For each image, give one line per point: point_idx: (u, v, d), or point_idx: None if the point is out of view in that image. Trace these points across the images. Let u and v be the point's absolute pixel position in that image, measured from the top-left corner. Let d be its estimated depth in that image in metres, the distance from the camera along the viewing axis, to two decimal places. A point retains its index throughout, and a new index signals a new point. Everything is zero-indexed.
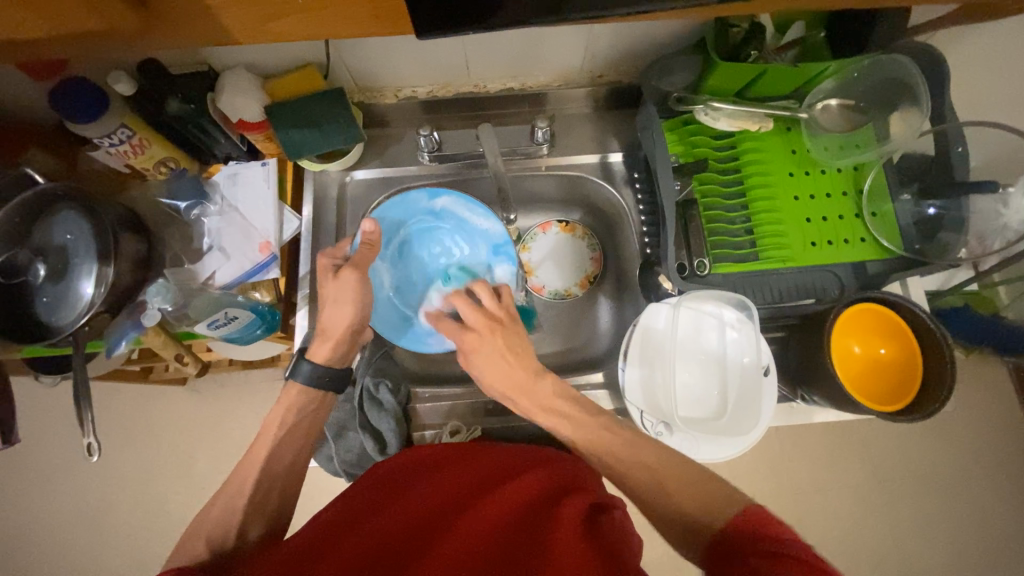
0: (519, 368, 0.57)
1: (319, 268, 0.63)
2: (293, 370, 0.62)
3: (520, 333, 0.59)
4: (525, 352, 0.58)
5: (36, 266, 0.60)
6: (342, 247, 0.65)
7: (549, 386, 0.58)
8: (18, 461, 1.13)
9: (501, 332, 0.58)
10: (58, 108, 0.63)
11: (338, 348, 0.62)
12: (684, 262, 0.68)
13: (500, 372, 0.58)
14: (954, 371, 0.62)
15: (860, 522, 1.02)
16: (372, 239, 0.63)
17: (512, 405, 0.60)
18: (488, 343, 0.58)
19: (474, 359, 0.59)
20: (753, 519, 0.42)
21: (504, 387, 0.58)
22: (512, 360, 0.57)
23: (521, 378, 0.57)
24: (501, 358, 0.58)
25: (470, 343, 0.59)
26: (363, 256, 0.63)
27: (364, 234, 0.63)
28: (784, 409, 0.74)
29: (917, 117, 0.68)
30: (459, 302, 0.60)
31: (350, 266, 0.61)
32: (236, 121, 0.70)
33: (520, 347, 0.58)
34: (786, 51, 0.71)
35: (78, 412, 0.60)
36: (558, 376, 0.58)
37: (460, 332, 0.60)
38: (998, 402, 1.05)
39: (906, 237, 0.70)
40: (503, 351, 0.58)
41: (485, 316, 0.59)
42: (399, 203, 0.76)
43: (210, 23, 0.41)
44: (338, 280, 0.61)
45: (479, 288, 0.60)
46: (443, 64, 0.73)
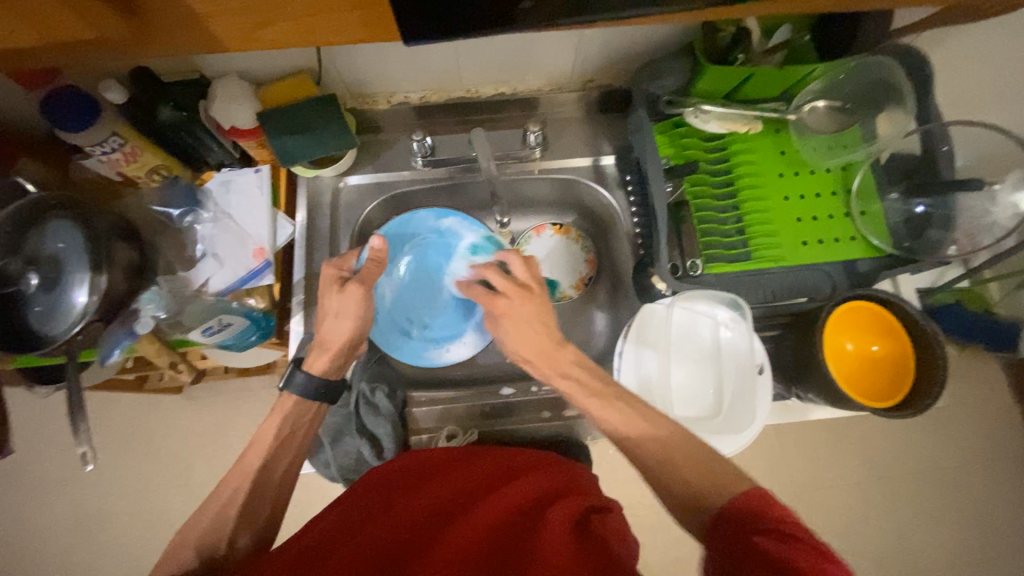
0: (549, 337, 0.60)
1: (324, 279, 0.63)
2: (287, 380, 0.62)
3: (545, 300, 0.62)
4: (554, 325, 0.60)
5: (29, 276, 0.60)
6: (349, 259, 0.64)
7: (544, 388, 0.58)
8: (10, 474, 1.11)
9: (529, 299, 0.61)
10: (48, 117, 0.63)
11: (333, 358, 0.63)
12: (676, 263, 0.71)
13: (527, 339, 0.60)
14: (946, 369, 0.62)
15: (858, 520, 1.02)
16: (380, 257, 0.63)
17: (530, 370, 0.62)
18: (519, 308, 0.61)
19: (504, 323, 0.62)
20: (753, 499, 0.42)
21: (530, 353, 0.60)
22: (542, 329, 0.60)
23: (548, 347, 0.60)
24: (534, 326, 0.60)
25: (501, 308, 0.62)
26: (369, 272, 0.62)
27: (372, 251, 0.62)
28: (780, 407, 0.75)
29: (902, 117, 0.69)
30: (490, 272, 0.63)
31: (355, 279, 0.62)
32: (228, 128, 0.70)
33: (547, 317, 0.60)
34: (771, 55, 0.69)
35: (72, 421, 0.60)
36: (553, 378, 0.59)
37: (492, 297, 0.62)
38: (993, 397, 1.05)
39: (895, 235, 0.71)
40: (531, 318, 0.60)
41: (516, 284, 0.62)
42: (404, 221, 0.77)
43: (202, 32, 0.41)
44: (342, 293, 0.61)
45: (514, 259, 0.63)
46: (436, 70, 0.74)
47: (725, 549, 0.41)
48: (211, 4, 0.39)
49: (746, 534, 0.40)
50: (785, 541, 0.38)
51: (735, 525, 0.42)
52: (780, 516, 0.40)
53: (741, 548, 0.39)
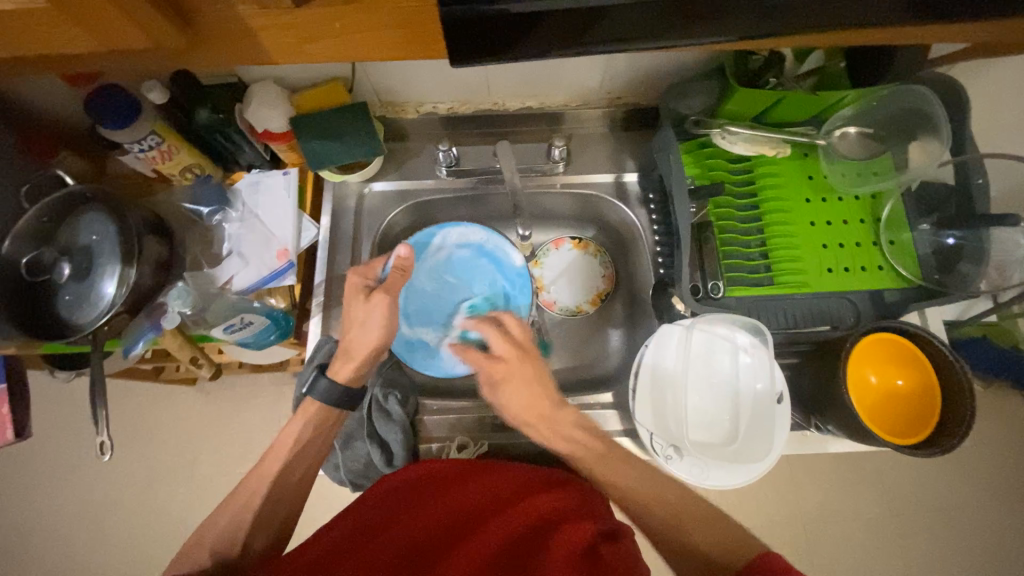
0: (543, 397, 0.58)
1: (350, 287, 0.63)
2: (310, 386, 0.61)
3: (544, 364, 0.60)
4: (549, 384, 0.59)
5: (62, 265, 0.62)
6: (374, 268, 0.65)
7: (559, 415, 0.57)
8: (28, 455, 1.14)
9: (530, 361, 0.59)
10: (90, 114, 0.65)
11: (345, 361, 0.63)
12: (698, 284, 0.69)
13: (526, 404, 0.58)
14: (975, 408, 0.60)
15: (873, 557, 0.99)
16: (405, 265, 0.62)
17: (529, 433, 0.60)
18: (518, 372, 0.59)
19: (502, 389, 0.59)
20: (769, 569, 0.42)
21: (527, 416, 0.59)
22: (539, 391, 0.58)
23: (546, 411, 0.58)
24: (535, 388, 0.58)
25: (498, 372, 0.59)
26: (393, 280, 0.62)
27: (397, 259, 0.62)
28: (798, 438, 0.72)
29: (936, 148, 0.68)
30: (488, 329, 0.61)
31: (381, 288, 0.62)
32: (262, 132, 0.72)
33: (546, 378, 0.59)
34: (804, 79, 0.71)
35: (93, 410, 0.61)
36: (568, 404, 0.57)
37: (490, 362, 0.60)
38: (1020, 438, 1.02)
39: (925, 267, 0.69)
40: (530, 382, 0.58)
41: (514, 346, 0.60)
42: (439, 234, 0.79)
43: (253, 46, 0.43)
44: (369, 302, 0.62)
45: (512, 320, 0.62)
46: (465, 81, 0.75)
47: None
48: (262, 18, 0.40)
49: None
50: None
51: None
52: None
53: None
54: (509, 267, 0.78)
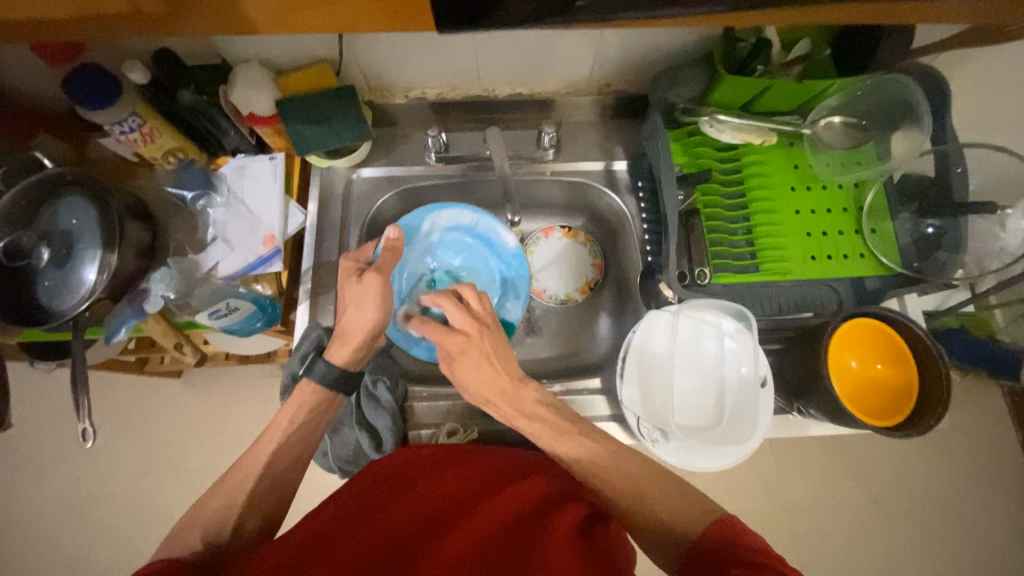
0: (505, 373, 0.59)
1: (342, 271, 0.64)
2: (309, 368, 0.62)
3: (502, 337, 0.61)
4: (509, 358, 0.60)
5: (40, 250, 0.60)
6: (365, 252, 0.66)
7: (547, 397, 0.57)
8: (8, 448, 1.12)
9: (487, 333, 0.60)
10: (70, 93, 0.63)
11: (335, 344, 0.63)
12: (685, 270, 0.70)
13: (485, 377, 0.59)
14: (950, 390, 0.62)
15: (854, 540, 1.02)
16: (395, 246, 0.65)
17: (492, 412, 0.61)
18: (476, 345, 0.60)
19: (459, 363, 0.60)
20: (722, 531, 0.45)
21: (489, 394, 0.59)
22: (499, 366, 0.59)
23: (507, 387, 0.58)
24: (486, 364, 0.59)
25: (456, 345, 0.60)
26: (385, 261, 0.63)
27: (387, 241, 0.65)
28: (781, 421, 0.75)
29: (919, 138, 0.69)
30: (445, 302, 0.61)
31: (373, 270, 0.63)
32: (247, 115, 0.71)
33: (504, 351, 0.60)
34: (791, 67, 0.70)
35: (75, 397, 0.60)
36: None
37: (446, 335, 0.60)
38: (993, 424, 1.05)
39: (905, 255, 0.71)
40: (487, 355, 0.59)
41: (471, 318, 0.61)
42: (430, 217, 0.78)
43: (236, 14, 0.42)
44: (361, 283, 0.62)
45: (468, 291, 0.63)
46: (454, 66, 0.74)
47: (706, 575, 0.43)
48: None
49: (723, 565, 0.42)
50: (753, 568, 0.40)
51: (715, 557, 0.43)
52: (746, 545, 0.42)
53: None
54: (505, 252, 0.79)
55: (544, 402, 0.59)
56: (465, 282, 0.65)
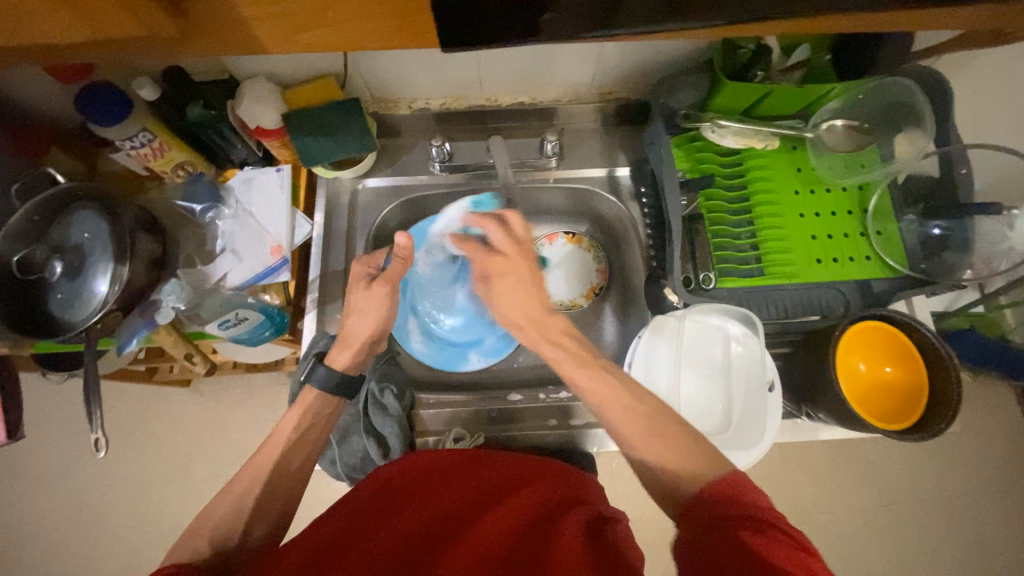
0: (538, 302, 0.59)
1: (354, 274, 0.66)
2: (309, 373, 0.63)
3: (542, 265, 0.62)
4: (544, 285, 0.61)
5: (54, 263, 0.62)
6: (377, 257, 0.67)
7: (546, 331, 0.59)
8: (20, 459, 1.13)
9: (527, 257, 0.61)
10: (83, 111, 0.65)
11: (345, 351, 0.64)
12: (690, 275, 0.70)
13: (515, 300, 0.60)
14: (960, 392, 0.62)
15: (865, 545, 1.00)
16: (404, 253, 0.62)
17: (518, 334, 0.62)
18: (513, 266, 0.60)
19: (495, 285, 0.61)
20: (728, 486, 0.43)
21: (519, 316, 0.60)
22: (535, 294, 0.60)
23: (538, 314, 0.59)
24: (523, 289, 0.60)
25: (494, 267, 0.61)
26: (393, 269, 0.63)
27: (397, 248, 0.62)
28: (789, 425, 0.74)
29: (921, 139, 0.70)
30: (489, 225, 0.62)
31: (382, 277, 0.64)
32: (253, 128, 0.72)
33: (541, 276, 0.61)
34: (793, 71, 0.70)
35: (87, 408, 0.61)
36: (558, 324, 0.59)
37: (488, 255, 0.62)
38: (1005, 426, 1.04)
39: (912, 257, 0.70)
40: (528, 278, 0.60)
41: (515, 243, 0.61)
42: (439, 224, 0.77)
43: (244, 35, 0.43)
44: (369, 290, 0.64)
45: (514, 216, 0.62)
46: (457, 77, 0.75)
47: (702, 531, 0.42)
48: (257, 8, 0.41)
49: (727, 526, 0.41)
50: (762, 531, 0.39)
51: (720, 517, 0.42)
52: (754, 504, 0.42)
53: (723, 539, 0.40)
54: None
55: (568, 331, 0.59)
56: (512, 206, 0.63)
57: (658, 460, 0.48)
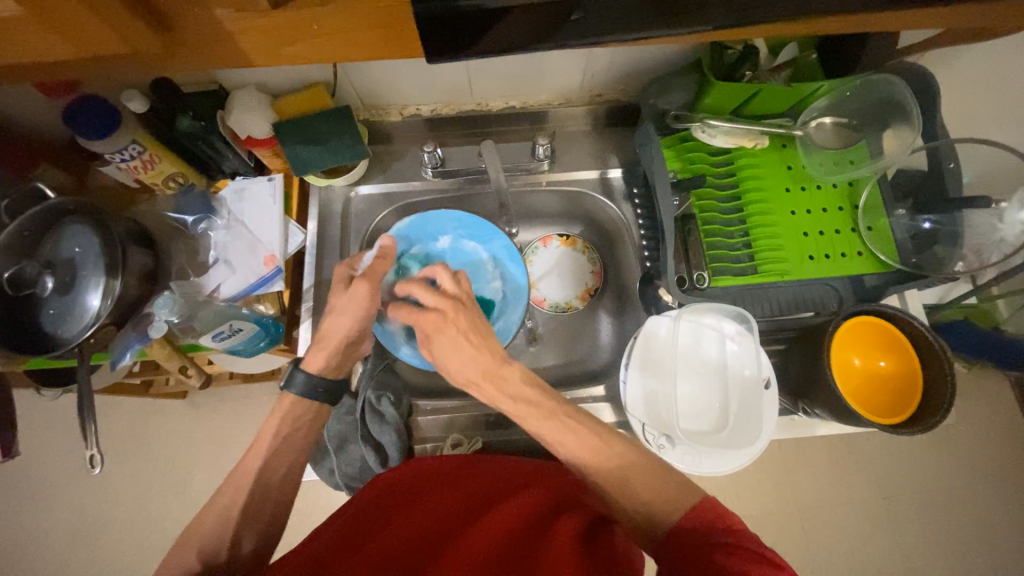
0: (486, 355, 0.54)
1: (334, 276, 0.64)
2: (288, 380, 0.62)
3: (480, 315, 0.57)
4: (489, 335, 0.56)
5: (45, 279, 0.61)
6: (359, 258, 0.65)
7: (505, 387, 0.54)
8: (16, 476, 1.12)
9: (463, 309, 0.56)
10: (71, 125, 0.64)
11: (332, 356, 0.63)
12: (684, 276, 0.70)
13: (463, 360, 0.55)
14: (955, 386, 0.62)
15: (866, 539, 1.01)
16: (388, 252, 0.64)
17: (478, 395, 0.56)
18: (451, 324, 0.55)
19: (437, 346, 0.56)
20: (709, 511, 0.45)
21: (471, 374, 0.55)
22: (481, 344, 0.55)
23: (491, 366, 0.54)
24: (464, 346, 0.54)
25: (431, 326, 0.55)
26: (375, 267, 0.63)
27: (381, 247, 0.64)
28: (786, 422, 0.74)
29: (908, 133, 0.70)
30: (413, 287, 0.56)
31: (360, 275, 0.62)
32: (244, 138, 0.72)
33: (483, 328, 0.56)
34: (779, 71, 0.72)
35: (81, 424, 0.60)
36: (515, 374, 0.54)
37: (422, 318, 0.56)
38: (1001, 416, 1.05)
39: (902, 251, 0.71)
40: (467, 333, 0.55)
41: (446, 298, 0.56)
42: (416, 224, 0.78)
43: (231, 48, 0.43)
44: (349, 291, 0.62)
45: (440, 271, 0.58)
46: (447, 83, 0.75)
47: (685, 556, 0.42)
48: (242, 21, 0.41)
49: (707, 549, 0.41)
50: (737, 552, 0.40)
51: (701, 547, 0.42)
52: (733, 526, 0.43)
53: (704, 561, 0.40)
54: (494, 242, 0.78)
55: (529, 382, 0.55)
56: (435, 262, 0.59)
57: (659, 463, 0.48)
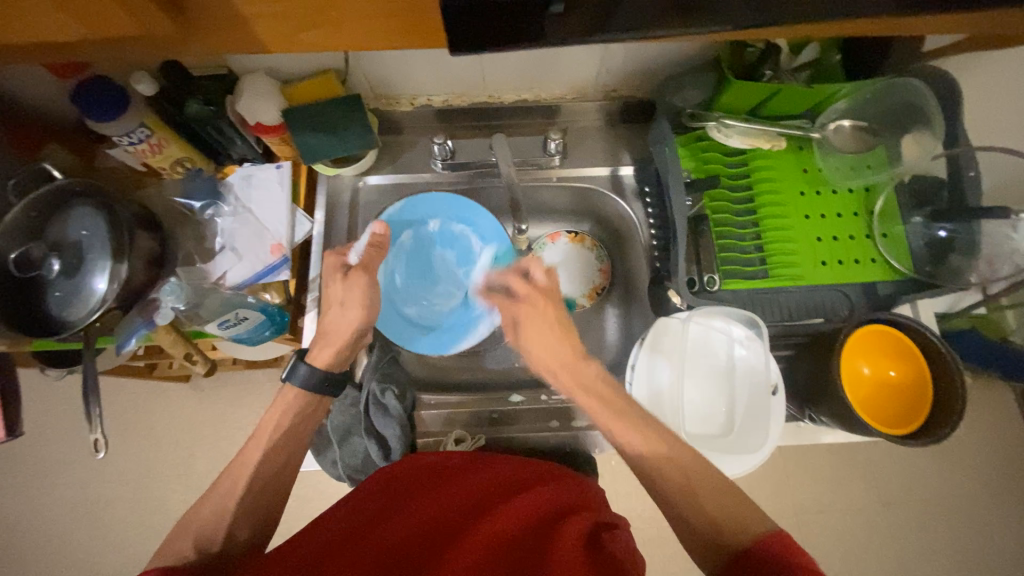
0: (567, 345, 0.59)
1: (326, 266, 0.64)
2: (291, 371, 0.61)
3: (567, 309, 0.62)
4: (571, 325, 0.61)
5: (51, 261, 0.61)
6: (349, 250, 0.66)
7: (578, 377, 0.58)
8: (20, 454, 1.13)
9: (553, 301, 0.61)
10: (79, 106, 0.64)
11: (340, 353, 0.63)
12: (693, 277, 0.69)
13: (551, 348, 0.59)
14: (965, 395, 0.61)
15: (863, 545, 1.01)
16: (381, 242, 0.66)
17: (550, 383, 0.60)
18: (541, 311, 0.60)
19: (526, 328, 0.60)
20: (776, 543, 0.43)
21: (552, 362, 0.59)
22: (565, 334, 0.59)
23: (569, 358, 0.58)
24: (552, 333, 0.59)
25: (525, 314, 0.61)
26: (371, 257, 0.65)
27: (373, 236, 0.65)
28: (792, 429, 0.74)
29: (930, 141, 0.69)
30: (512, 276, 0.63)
31: (359, 267, 0.63)
32: (253, 124, 0.71)
33: (569, 320, 0.61)
34: (800, 72, 0.71)
35: (86, 406, 0.60)
36: (590, 371, 0.58)
37: (515, 304, 0.62)
38: (1004, 427, 1.04)
39: (916, 260, 0.69)
40: (552, 322, 0.60)
41: (539, 290, 0.62)
42: (408, 207, 0.77)
43: (246, 34, 0.42)
44: (347, 282, 0.63)
45: (535, 265, 0.63)
46: (460, 74, 0.74)
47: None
48: (258, 7, 0.40)
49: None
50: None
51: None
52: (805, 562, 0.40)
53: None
54: (477, 218, 0.77)
55: (602, 377, 0.58)
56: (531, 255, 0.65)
57: None
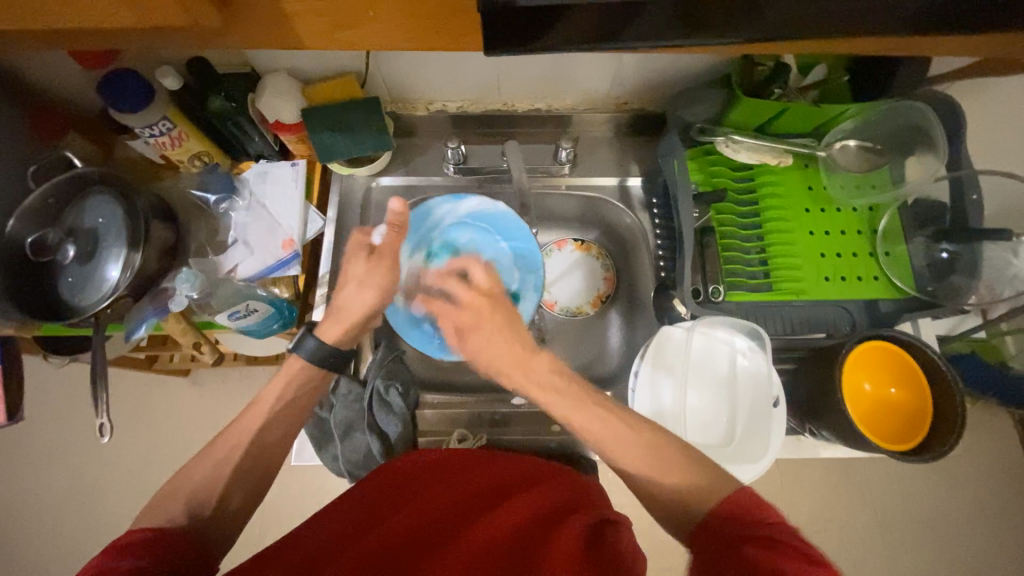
0: (515, 344, 0.55)
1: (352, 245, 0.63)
2: (298, 343, 0.61)
3: (512, 308, 0.58)
4: (519, 326, 0.56)
5: (66, 246, 0.62)
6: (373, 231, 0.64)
7: (531, 374, 0.54)
8: (15, 441, 1.12)
9: (496, 305, 0.57)
10: (104, 96, 0.65)
11: (349, 331, 0.63)
12: (698, 287, 0.71)
13: (495, 352, 0.56)
14: (965, 419, 0.61)
15: (861, 566, 1.00)
16: (400, 220, 0.60)
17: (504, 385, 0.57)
18: (486, 319, 0.56)
19: (470, 337, 0.57)
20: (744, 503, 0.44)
21: (500, 362, 0.56)
22: (512, 339, 0.55)
23: (520, 352, 0.55)
24: (501, 339, 0.55)
25: (464, 320, 0.58)
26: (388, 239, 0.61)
27: (392, 214, 0.60)
28: (792, 442, 0.74)
29: (933, 162, 0.71)
30: (451, 282, 0.59)
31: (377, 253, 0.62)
32: (272, 121, 0.72)
33: (516, 321, 0.57)
34: (807, 92, 0.73)
35: (92, 391, 0.61)
36: (542, 362, 0.54)
37: (455, 312, 0.58)
38: (1003, 451, 1.04)
39: (919, 279, 0.71)
40: (500, 326, 0.56)
41: (480, 295, 0.57)
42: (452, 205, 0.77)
43: (285, 30, 0.44)
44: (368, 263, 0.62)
45: (475, 267, 0.59)
46: (476, 81, 0.76)
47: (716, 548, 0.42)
48: (301, 5, 0.42)
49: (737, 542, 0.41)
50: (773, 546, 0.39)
51: (725, 537, 0.42)
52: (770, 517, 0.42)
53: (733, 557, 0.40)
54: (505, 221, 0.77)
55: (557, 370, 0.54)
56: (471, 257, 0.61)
57: (675, 472, 0.48)
